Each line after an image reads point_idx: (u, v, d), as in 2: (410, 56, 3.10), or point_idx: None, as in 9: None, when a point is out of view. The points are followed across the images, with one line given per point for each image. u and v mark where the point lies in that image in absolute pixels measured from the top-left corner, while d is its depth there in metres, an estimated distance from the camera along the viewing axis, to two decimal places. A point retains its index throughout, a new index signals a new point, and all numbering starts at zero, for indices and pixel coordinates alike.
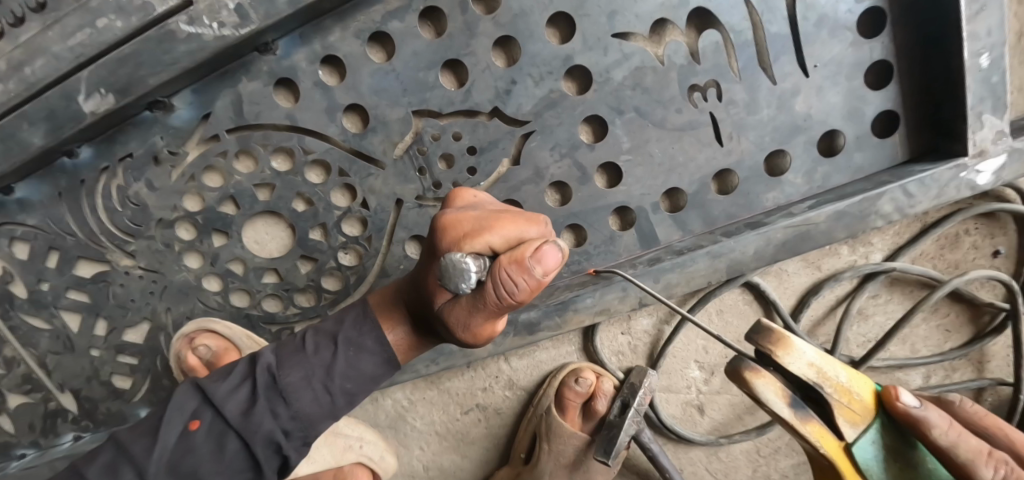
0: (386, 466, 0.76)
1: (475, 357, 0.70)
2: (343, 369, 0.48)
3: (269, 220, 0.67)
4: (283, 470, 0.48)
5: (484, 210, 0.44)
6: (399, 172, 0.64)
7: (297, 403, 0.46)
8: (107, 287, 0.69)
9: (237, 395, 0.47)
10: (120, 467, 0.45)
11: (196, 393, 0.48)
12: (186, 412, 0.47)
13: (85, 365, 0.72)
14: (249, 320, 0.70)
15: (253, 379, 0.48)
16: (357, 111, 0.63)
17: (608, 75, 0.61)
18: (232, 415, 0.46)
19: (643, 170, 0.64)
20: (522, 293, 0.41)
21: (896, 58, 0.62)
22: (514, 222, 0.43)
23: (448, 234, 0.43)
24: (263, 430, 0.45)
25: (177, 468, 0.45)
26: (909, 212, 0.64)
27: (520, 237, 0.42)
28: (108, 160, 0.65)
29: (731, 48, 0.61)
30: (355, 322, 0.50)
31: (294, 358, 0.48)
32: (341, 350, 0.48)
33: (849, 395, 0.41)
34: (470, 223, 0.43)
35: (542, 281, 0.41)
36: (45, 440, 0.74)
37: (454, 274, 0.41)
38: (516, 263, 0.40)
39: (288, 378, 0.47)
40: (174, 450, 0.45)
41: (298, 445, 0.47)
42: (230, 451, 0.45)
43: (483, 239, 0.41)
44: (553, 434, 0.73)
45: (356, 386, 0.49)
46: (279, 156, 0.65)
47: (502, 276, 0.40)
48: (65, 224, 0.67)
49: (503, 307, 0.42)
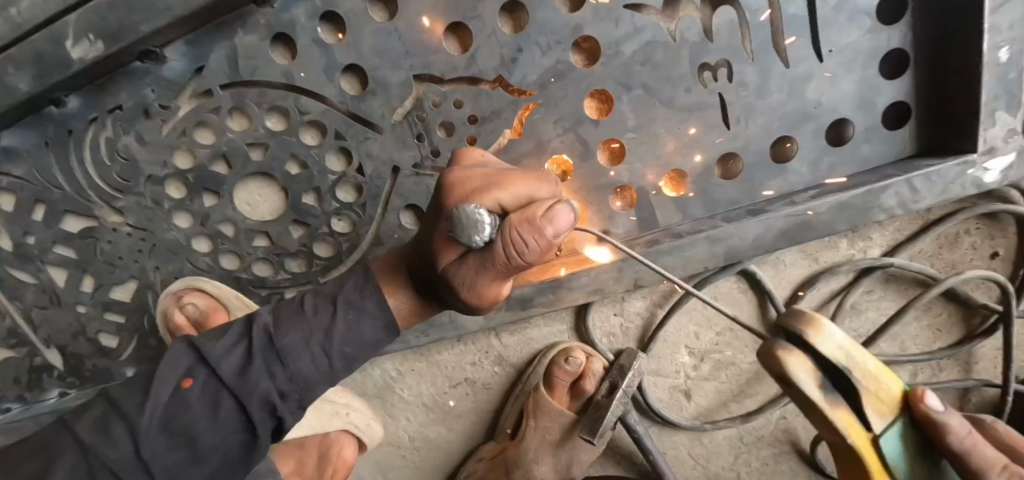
0: (373, 434, 0.75)
1: (466, 331, 0.69)
2: (343, 332, 0.47)
3: (262, 181, 0.66)
4: (277, 434, 0.47)
5: (494, 170, 0.43)
6: (397, 138, 0.62)
7: (296, 364, 0.45)
8: (95, 243, 0.68)
9: (234, 354, 0.45)
10: (111, 423, 0.43)
11: (191, 351, 0.46)
12: (179, 369, 0.45)
13: (72, 321, 0.71)
14: (238, 282, 0.69)
15: (251, 338, 0.46)
16: (356, 73, 0.61)
17: (618, 48, 0.59)
18: (228, 373, 0.44)
19: (647, 149, 0.62)
20: (532, 254, 0.40)
21: (912, 49, 0.60)
22: (525, 181, 0.42)
23: (456, 191, 0.42)
24: (259, 391, 0.44)
25: (170, 425, 0.43)
26: (914, 207, 0.63)
27: (530, 197, 0.41)
28: (97, 111, 0.62)
29: (746, 27, 0.59)
30: (355, 286, 0.49)
31: (293, 318, 0.47)
32: (342, 313, 0.47)
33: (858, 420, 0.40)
34: (480, 181, 0.42)
35: (553, 243, 0.39)
36: (30, 395, 0.73)
37: (467, 225, 0.40)
38: (528, 222, 0.39)
39: (286, 339, 0.46)
40: (167, 407, 0.44)
41: (294, 408, 0.46)
42: (225, 410, 0.44)
43: (493, 196, 0.41)
44: (541, 411, 0.73)
45: (355, 351, 0.48)
46: (274, 115, 0.63)
47: (513, 236, 0.39)
48: (52, 176, 0.65)
49: (512, 268, 0.41)
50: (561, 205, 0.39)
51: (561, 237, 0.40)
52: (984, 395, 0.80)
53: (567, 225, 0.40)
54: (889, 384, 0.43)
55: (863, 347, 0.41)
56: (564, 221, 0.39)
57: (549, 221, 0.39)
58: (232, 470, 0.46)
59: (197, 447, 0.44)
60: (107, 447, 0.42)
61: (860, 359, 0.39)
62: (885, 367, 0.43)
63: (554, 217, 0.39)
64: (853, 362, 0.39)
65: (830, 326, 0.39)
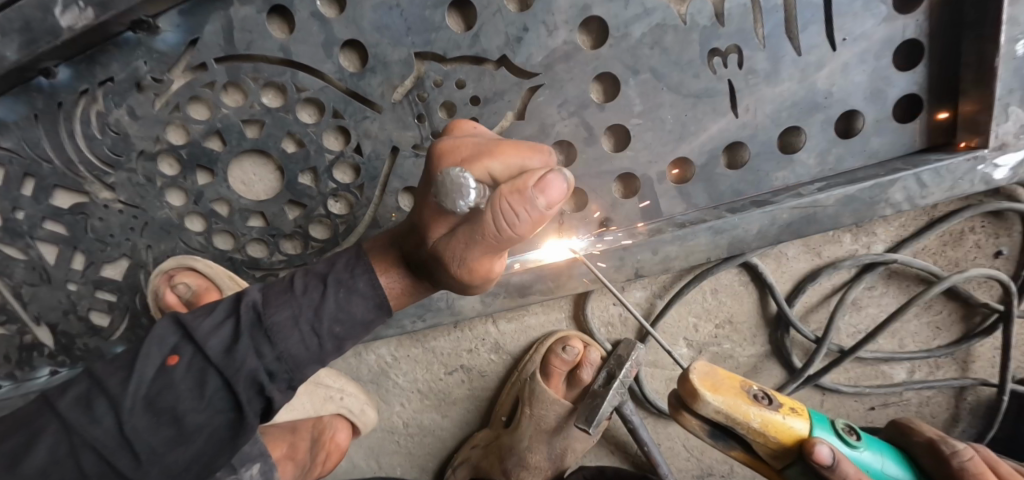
0: (366, 418, 0.74)
1: (463, 316, 0.68)
2: (333, 310, 0.45)
3: (257, 159, 0.64)
4: (266, 414, 0.46)
5: (484, 139, 0.43)
6: (397, 117, 0.61)
7: (284, 343, 0.44)
8: (85, 220, 0.66)
9: (220, 332, 0.44)
10: (94, 399, 0.42)
11: (176, 328, 0.45)
12: (165, 346, 0.44)
13: (62, 299, 0.69)
14: (232, 263, 0.68)
15: (239, 316, 0.45)
16: (356, 49, 0.59)
17: (626, 30, 0.57)
18: (214, 351, 0.43)
19: (652, 136, 0.61)
20: (523, 226, 0.39)
21: (928, 39, 0.58)
22: (517, 150, 0.41)
23: (446, 159, 0.42)
24: (246, 369, 0.43)
25: (154, 403, 0.42)
26: (921, 202, 0.62)
27: (522, 166, 0.41)
28: (88, 83, 0.60)
29: (759, 12, 0.57)
30: (346, 265, 0.48)
31: (282, 297, 0.46)
32: (332, 291, 0.46)
33: (765, 436, 0.47)
34: (471, 150, 0.42)
35: (546, 214, 0.39)
36: (20, 373, 0.72)
37: (452, 190, 0.39)
38: (518, 193, 0.38)
39: (274, 317, 0.44)
40: (152, 385, 0.43)
41: (283, 387, 0.45)
42: (211, 389, 0.43)
43: (483, 165, 0.40)
44: (536, 399, 0.72)
45: (345, 331, 0.46)
46: (270, 91, 0.61)
47: (503, 207, 0.38)
48: (42, 149, 0.63)
49: (503, 241, 0.40)
50: (552, 175, 0.38)
51: (553, 208, 0.39)
52: (980, 394, 0.79)
53: (559, 196, 0.38)
54: (780, 435, 0.47)
55: (753, 404, 0.47)
56: (556, 191, 0.38)
57: (539, 190, 0.38)
58: (218, 452, 0.45)
59: (182, 426, 0.43)
60: (89, 424, 0.41)
61: (736, 418, 0.46)
62: (769, 418, 0.47)
63: (545, 187, 0.38)
64: (732, 421, 0.47)
65: (726, 391, 0.47)
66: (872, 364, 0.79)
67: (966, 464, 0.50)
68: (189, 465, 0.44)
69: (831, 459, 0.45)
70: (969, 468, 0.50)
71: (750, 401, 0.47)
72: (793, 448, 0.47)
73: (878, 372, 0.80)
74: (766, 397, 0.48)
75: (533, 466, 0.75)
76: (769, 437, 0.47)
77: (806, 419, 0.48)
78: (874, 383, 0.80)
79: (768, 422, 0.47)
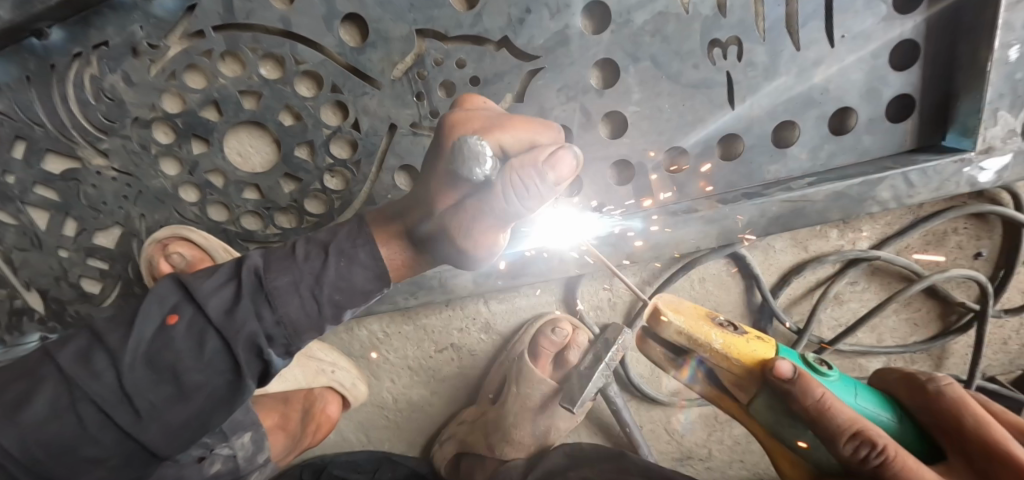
0: (357, 393, 0.75)
1: (455, 295, 0.68)
2: (333, 278, 0.47)
3: (253, 131, 0.64)
4: (263, 377, 0.47)
5: (495, 113, 0.44)
6: (396, 95, 0.61)
7: (283, 308, 0.45)
8: (78, 186, 0.66)
9: (221, 294, 0.45)
10: (94, 355, 0.43)
11: (178, 289, 0.46)
12: (165, 305, 0.45)
13: (53, 264, 0.70)
14: (226, 235, 0.69)
15: (240, 279, 0.46)
16: (356, 23, 0.59)
17: (628, 16, 0.57)
18: (214, 312, 0.44)
19: (649, 125, 0.61)
20: (532, 201, 0.41)
21: (926, 40, 0.59)
22: (528, 126, 0.43)
23: (458, 130, 0.43)
24: (246, 331, 0.44)
25: (154, 360, 0.43)
26: (907, 201, 0.63)
27: (532, 142, 0.43)
28: (81, 46, 0.59)
29: (760, 6, 0.57)
30: (348, 235, 0.49)
31: (283, 262, 0.47)
32: (332, 260, 0.47)
33: (728, 360, 0.45)
34: (483, 124, 0.43)
35: (553, 190, 0.41)
36: (9, 337, 0.74)
37: (470, 157, 0.40)
38: (529, 168, 0.40)
39: (275, 282, 0.46)
40: (152, 342, 0.44)
41: (280, 352, 0.47)
42: (210, 349, 0.44)
43: (496, 138, 0.42)
44: (524, 378, 0.73)
45: (344, 299, 0.48)
46: (269, 62, 0.61)
47: (513, 181, 0.40)
48: (33, 112, 0.62)
49: (510, 215, 0.42)
50: (563, 151, 0.40)
51: (561, 185, 0.41)
52: None
53: (568, 173, 0.41)
54: (743, 357, 0.45)
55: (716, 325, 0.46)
56: (565, 167, 0.40)
57: (551, 166, 0.40)
58: (216, 410, 0.46)
59: (182, 383, 0.44)
60: (89, 377, 0.42)
61: (697, 338, 0.45)
62: (731, 339, 0.45)
63: (556, 162, 0.40)
64: (695, 344, 0.46)
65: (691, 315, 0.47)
66: (850, 357, 0.81)
67: (944, 388, 0.45)
68: (189, 422, 0.45)
69: (792, 374, 0.43)
70: (948, 391, 0.44)
71: (711, 322, 0.45)
72: (758, 373, 0.45)
73: (855, 364, 0.82)
74: (731, 324, 0.47)
75: (518, 443, 0.77)
76: (731, 361, 0.45)
77: (772, 346, 0.46)
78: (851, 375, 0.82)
79: (731, 344, 0.45)
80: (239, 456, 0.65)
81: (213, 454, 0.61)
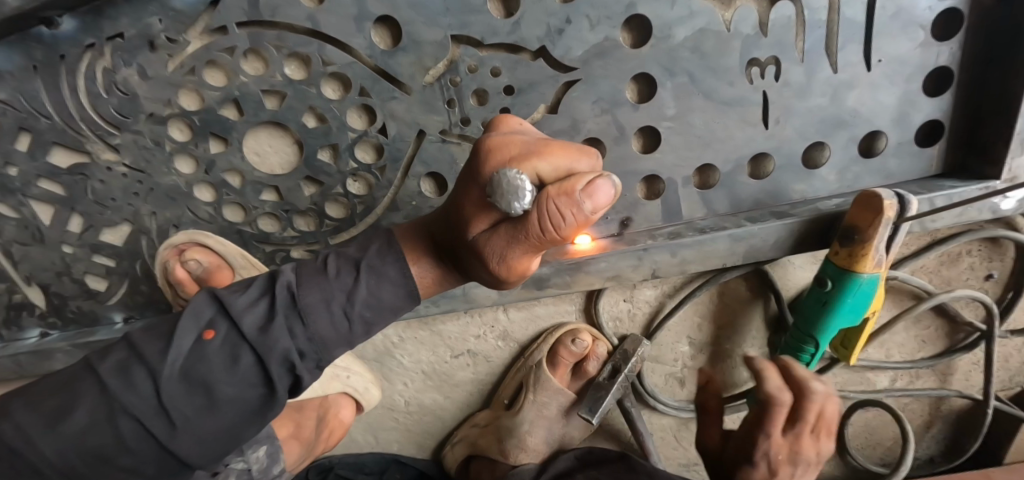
0: (370, 398, 0.74)
1: (477, 304, 0.67)
2: (365, 296, 0.45)
3: (274, 131, 0.62)
4: (294, 392, 0.46)
5: (534, 137, 0.41)
6: (426, 101, 0.59)
7: (316, 324, 0.44)
8: (85, 182, 0.63)
9: (255, 310, 0.44)
10: (132, 367, 0.42)
11: (212, 304, 0.45)
12: (201, 320, 0.44)
13: (56, 260, 0.67)
14: (241, 236, 0.67)
15: (273, 295, 0.45)
16: (388, 25, 0.57)
17: (669, 31, 0.56)
18: (248, 328, 0.43)
19: (681, 141, 0.61)
20: (568, 229, 0.38)
21: (959, 67, 0.59)
22: (566, 150, 0.39)
23: (494, 156, 0.40)
24: (279, 348, 0.43)
25: (189, 374, 0.42)
26: (929, 225, 0.63)
27: (571, 169, 0.39)
28: (94, 37, 0.56)
29: (802, 26, 0.56)
30: (379, 251, 0.47)
31: (315, 279, 0.46)
32: (364, 276, 0.46)
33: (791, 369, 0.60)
34: (521, 148, 0.40)
35: (591, 218, 0.37)
36: (8, 332, 0.71)
37: (508, 191, 0.37)
38: (566, 195, 0.37)
39: (307, 299, 0.45)
40: (188, 357, 0.43)
41: (312, 367, 0.45)
42: (244, 364, 0.43)
43: (533, 165, 0.38)
44: (541, 386, 0.74)
45: (375, 315, 0.46)
46: (293, 61, 0.58)
47: (549, 210, 0.37)
48: (39, 103, 0.59)
49: (545, 242, 0.39)
50: (601, 180, 0.37)
51: (598, 213, 0.38)
52: (951, 404, 0.85)
53: (606, 201, 0.37)
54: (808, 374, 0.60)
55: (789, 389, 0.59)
56: (604, 196, 0.37)
57: (588, 195, 0.37)
58: (247, 425, 0.44)
59: (215, 397, 0.42)
60: (127, 390, 0.41)
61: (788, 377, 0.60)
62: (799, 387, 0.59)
63: (593, 192, 0.37)
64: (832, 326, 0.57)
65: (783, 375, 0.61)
66: (857, 371, 0.82)
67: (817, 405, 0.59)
68: (221, 436, 0.44)
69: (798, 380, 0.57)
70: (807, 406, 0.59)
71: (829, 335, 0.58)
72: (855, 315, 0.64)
73: (862, 379, 0.83)
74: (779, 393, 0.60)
75: (531, 449, 0.77)
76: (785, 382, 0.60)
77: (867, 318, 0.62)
78: (859, 388, 0.84)
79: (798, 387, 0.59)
80: (253, 469, 0.63)
81: (229, 469, 0.60)
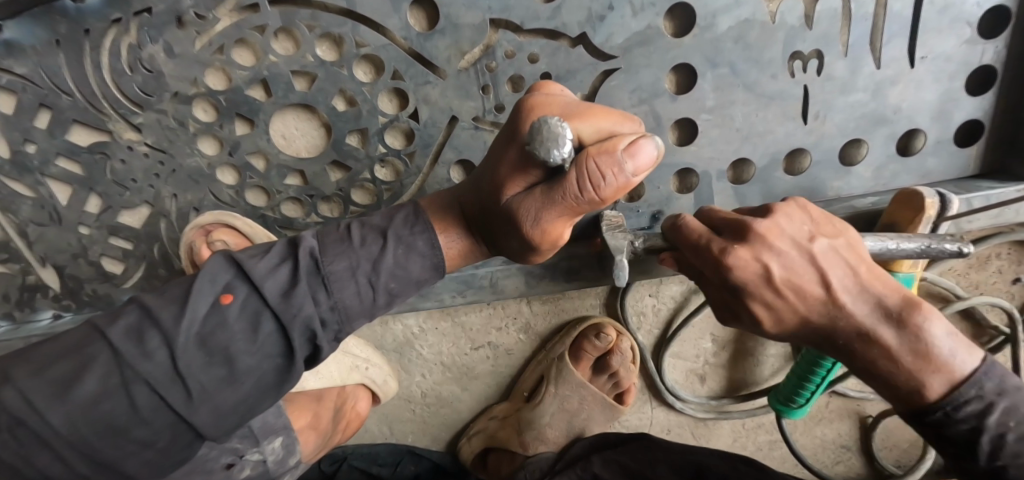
0: (388, 389, 0.73)
1: (504, 296, 0.66)
2: (391, 266, 0.45)
3: (302, 113, 0.60)
4: (310, 363, 0.45)
5: (575, 100, 0.40)
6: (460, 86, 0.58)
7: (340, 293, 0.43)
8: (105, 161, 0.62)
9: (277, 275, 0.43)
10: (146, 332, 0.40)
11: (229, 267, 0.43)
12: (218, 284, 0.42)
13: (72, 241, 0.66)
14: (264, 221, 0.66)
15: (297, 261, 0.44)
16: (425, 7, 0.56)
17: (712, 21, 0.55)
18: (271, 294, 0.42)
19: (719, 134, 0.60)
20: (607, 190, 0.37)
21: (1002, 66, 0.58)
22: (608, 114, 0.39)
23: (533, 114, 0.39)
24: (303, 316, 0.42)
25: (208, 342, 0.41)
26: (965, 226, 0.62)
27: (612, 131, 0.38)
28: (121, 11, 0.55)
29: (846, 19, 0.55)
30: (406, 221, 0.47)
31: (340, 246, 0.45)
32: (391, 246, 0.45)
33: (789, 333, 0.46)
34: (561, 109, 0.39)
35: (631, 181, 0.37)
36: (20, 314, 0.69)
37: (548, 139, 0.35)
38: (607, 154, 0.36)
39: (331, 267, 0.44)
40: (205, 322, 0.41)
41: (330, 338, 0.44)
42: (265, 331, 0.42)
43: (574, 124, 0.37)
44: (562, 380, 0.73)
45: (399, 287, 0.46)
46: (325, 42, 0.57)
47: (589, 168, 0.36)
48: (60, 78, 0.57)
49: (582, 204, 0.38)
50: (644, 141, 0.36)
51: (639, 176, 0.37)
52: None
53: (647, 164, 0.36)
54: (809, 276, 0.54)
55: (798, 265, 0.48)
56: (646, 157, 0.36)
57: (631, 154, 0.36)
58: (264, 396, 0.43)
59: (234, 366, 0.41)
60: (141, 357, 0.39)
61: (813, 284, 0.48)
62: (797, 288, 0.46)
63: (637, 151, 0.36)
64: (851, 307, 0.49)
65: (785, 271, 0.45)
66: None
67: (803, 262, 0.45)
68: (235, 408, 0.42)
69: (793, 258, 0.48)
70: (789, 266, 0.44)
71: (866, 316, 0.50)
72: None
73: None
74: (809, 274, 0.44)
75: (551, 440, 0.77)
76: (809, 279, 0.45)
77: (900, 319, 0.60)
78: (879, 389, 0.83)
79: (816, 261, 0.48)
80: (268, 460, 0.62)
81: (243, 461, 0.59)
